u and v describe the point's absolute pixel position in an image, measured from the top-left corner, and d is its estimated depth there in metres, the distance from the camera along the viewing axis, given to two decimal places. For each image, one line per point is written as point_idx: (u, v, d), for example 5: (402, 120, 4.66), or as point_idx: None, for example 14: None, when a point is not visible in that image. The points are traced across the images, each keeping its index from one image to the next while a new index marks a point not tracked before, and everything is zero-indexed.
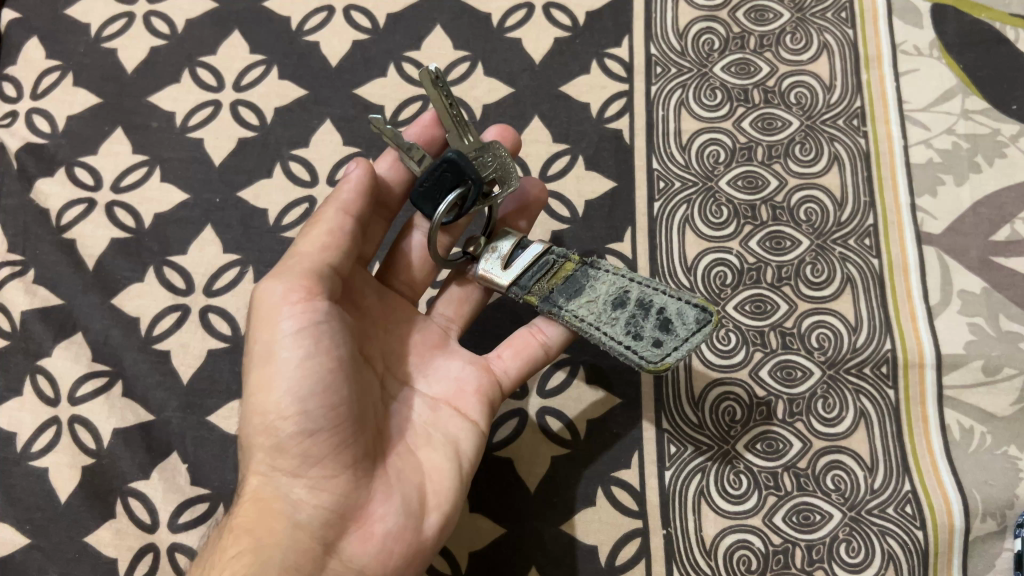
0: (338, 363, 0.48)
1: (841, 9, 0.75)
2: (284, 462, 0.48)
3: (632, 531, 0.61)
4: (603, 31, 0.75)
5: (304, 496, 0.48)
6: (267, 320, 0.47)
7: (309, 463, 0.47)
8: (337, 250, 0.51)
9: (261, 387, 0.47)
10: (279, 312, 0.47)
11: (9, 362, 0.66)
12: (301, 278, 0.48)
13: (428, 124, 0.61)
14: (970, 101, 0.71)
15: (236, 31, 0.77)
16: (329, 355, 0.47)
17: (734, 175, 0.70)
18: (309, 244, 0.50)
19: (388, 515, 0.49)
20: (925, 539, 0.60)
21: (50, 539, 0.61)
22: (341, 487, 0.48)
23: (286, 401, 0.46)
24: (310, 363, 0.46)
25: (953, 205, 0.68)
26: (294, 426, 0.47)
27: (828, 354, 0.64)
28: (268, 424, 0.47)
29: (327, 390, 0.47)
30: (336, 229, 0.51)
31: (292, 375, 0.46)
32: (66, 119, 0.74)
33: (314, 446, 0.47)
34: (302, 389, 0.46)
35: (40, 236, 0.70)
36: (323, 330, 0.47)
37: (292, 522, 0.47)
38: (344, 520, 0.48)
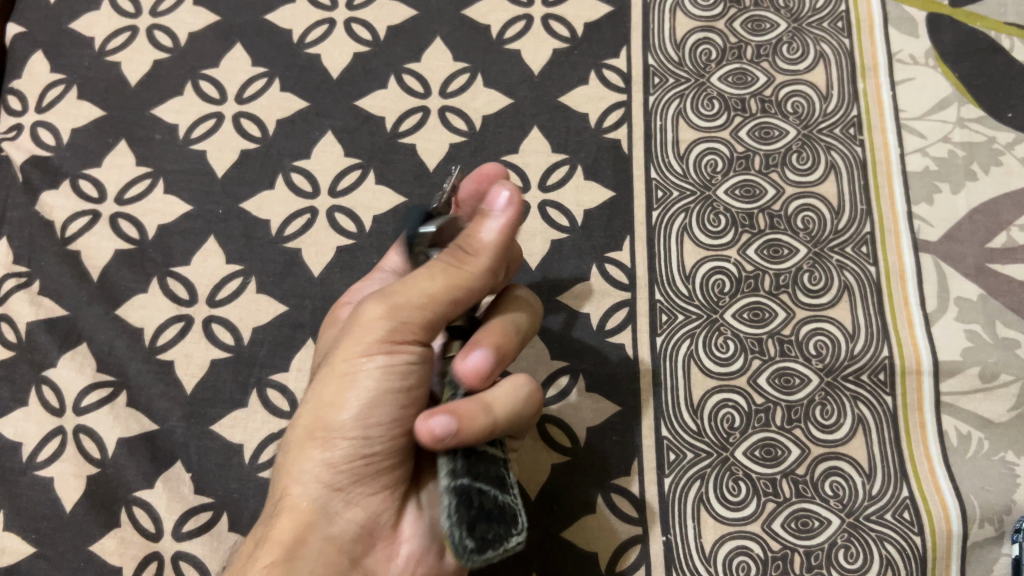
0: (418, 406, 0.46)
1: (837, 19, 0.76)
2: (329, 477, 0.45)
3: (632, 537, 0.61)
4: (601, 42, 0.76)
5: (341, 513, 0.46)
6: (361, 343, 0.44)
7: (354, 482, 0.46)
8: (452, 300, 0.45)
9: (331, 405, 0.44)
10: (376, 348, 0.44)
11: (15, 372, 0.67)
12: (415, 324, 0.44)
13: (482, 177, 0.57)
14: (966, 110, 0.72)
15: (237, 44, 0.78)
16: (414, 399, 0.46)
17: (731, 184, 0.70)
18: (431, 285, 0.44)
19: (413, 538, 0.50)
20: (923, 545, 0.60)
21: (56, 548, 0.62)
22: (377, 507, 0.48)
23: (355, 428, 0.44)
24: (396, 404, 0.45)
25: (949, 213, 0.69)
26: (353, 450, 0.45)
27: (826, 361, 0.65)
28: (327, 442, 0.45)
29: (404, 428, 0.46)
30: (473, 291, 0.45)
31: (366, 407, 0.44)
32: (70, 132, 0.75)
33: (366, 470, 0.46)
34: (379, 422, 0.45)
35: (45, 247, 0.71)
36: (413, 368, 0.45)
37: (326, 536, 0.46)
38: (373, 537, 0.48)
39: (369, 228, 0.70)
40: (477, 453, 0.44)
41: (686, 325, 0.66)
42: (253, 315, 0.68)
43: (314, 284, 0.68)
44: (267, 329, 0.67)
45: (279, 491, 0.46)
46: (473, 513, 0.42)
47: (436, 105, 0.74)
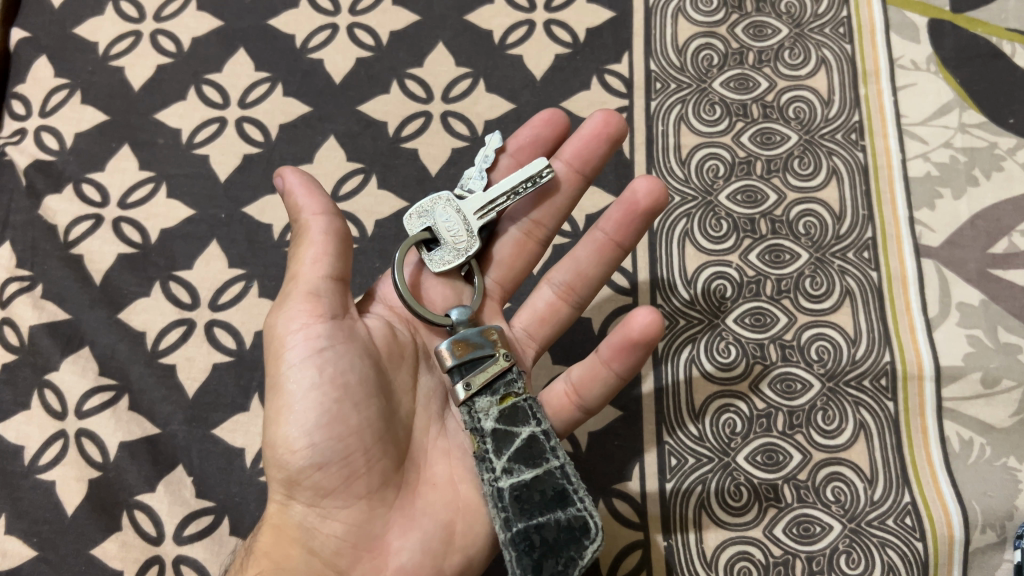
0: (344, 392, 0.46)
1: (839, 24, 0.76)
2: (298, 493, 0.48)
3: (635, 542, 0.61)
4: (603, 47, 0.76)
5: (318, 525, 0.48)
6: (278, 347, 0.48)
7: (320, 494, 0.47)
8: (327, 265, 0.49)
9: (274, 418, 0.47)
10: (288, 340, 0.47)
11: (18, 376, 0.67)
12: (303, 300, 0.48)
13: (540, 126, 0.61)
14: (967, 115, 0.72)
15: (240, 49, 0.78)
16: (335, 383, 0.46)
17: (733, 190, 0.70)
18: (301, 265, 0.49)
19: (406, 549, 0.48)
20: (924, 551, 0.60)
21: (57, 551, 0.62)
22: (352, 517, 0.48)
23: (294, 434, 0.46)
24: (316, 393, 0.46)
25: (951, 218, 0.69)
26: (302, 460, 0.46)
27: (828, 366, 0.65)
28: (279, 458, 0.47)
29: (334, 419, 0.46)
30: (323, 237, 0.49)
31: (300, 408, 0.46)
32: (74, 136, 0.75)
33: (324, 479, 0.47)
34: (309, 424, 0.46)
35: (48, 251, 0.71)
36: (330, 357, 0.47)
37: (308, 549, 0.48)
38: (359, 550, 0.48)
39: (371, 232, 0.70)
40: (527, 484, 0.48)
41: (687, 330, 0.66)
42: (255, 319, 0.68)
43: None
44: None
45: (268, 514, 0.50)
46: (537, 555, 0.46)
47: (439, 110, 0.74)
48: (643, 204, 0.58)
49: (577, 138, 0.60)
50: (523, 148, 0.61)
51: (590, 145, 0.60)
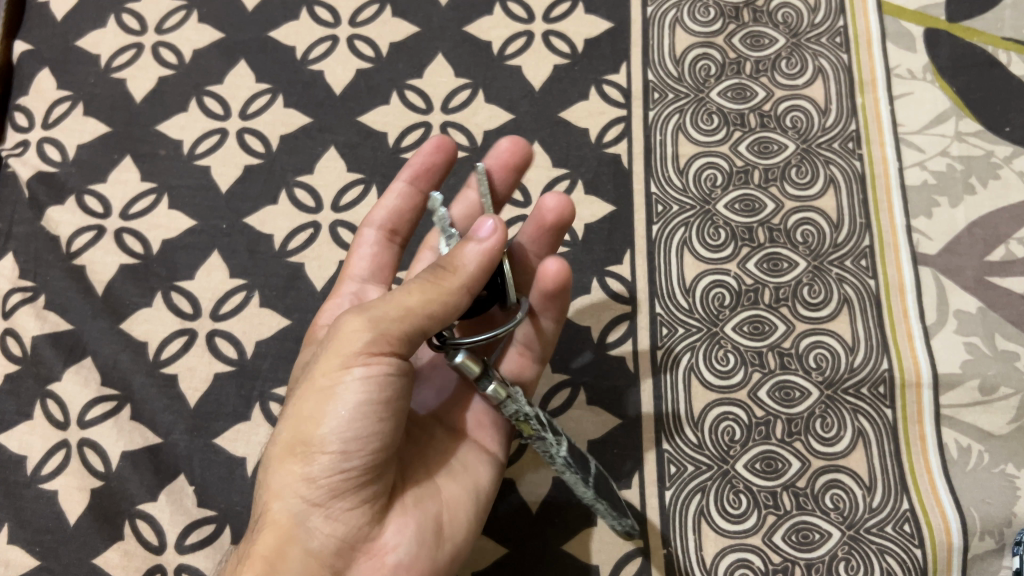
0: (386, 408, 0.46)
1: (835, 34, 0.76)
2: (308, 491, 0.45)
3: (634, 551, 0.61)
4: (601, 57, 0.77)
5: (319, 525, 0.46)
6: (340, 357, 0.45)
7: (334, 496, 0.46)
8: (439, 321, 0.47)
9: (311, 418, 0.45)
10: (353, 354, 0.45)
11: (21, 387, 0.68)
12: (389, 332, 0.45)
13: (432, 151, 0.61)
14: (964, 123, 0.72)
15: (241, 61, 0.78)
16: (381, 400, 0.46)
17: (731, 199, 0.71)
18: (411, 295, 0.46)
19: (401, 547, 0.48)
20: (923, 558, 0.60)
21: (60, 561, 0.62)
22: (357, 520, 0.47)
23: (332, 437, 0.45)
24: (367, 407, 0.45)
25: (948, 225, 0.69)
26: (330, 462, 0.45)
27: (826, 374, 0.65)
28: (305, 455, 0.45)
29: (373, 432, 0.45)
30: (447, 298, 0.46)
31: (343, 416, 0.45)
32: (76, 148, 0.76)
33: (343, 481, 0.45)
34: (350, 430, 0.45)
35: (51, 262, 0.72)
36: (389, 381, 0.46)
37: (304, 550, 0.45)
38: (355, 551, 0.47)
39: None
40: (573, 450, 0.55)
41: (686, 338, 0.67)
42: (256, 329, 0.68)
43: (316, 297, 0.69)
44: (269, 343, 0.67)
45: (262, 510, 0.46)
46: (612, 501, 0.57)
47: (438, 121, 0.75)
48: (550, 220, 0.59)
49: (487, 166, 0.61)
50: (419, 176, 0.62)
51: (502, 178, 0.62)
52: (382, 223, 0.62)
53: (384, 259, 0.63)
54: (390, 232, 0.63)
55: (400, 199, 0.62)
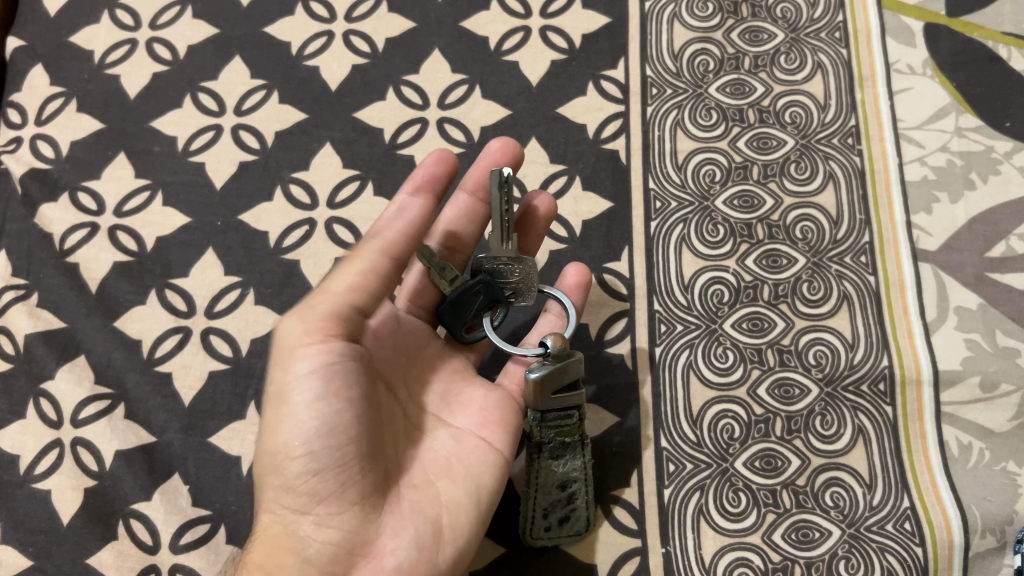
0: (345, 403, 0.47)
1: (835, 29, 0.76)
2: (292, 500, 0.48)
3: (632, 550, 0.61)
4: (599, 53, 0.76)
5: (311, 531, 0.47)
6: (284, 366, 0.48)
7: (316, 500, 0.47)
8: (367, 294, 0.50)
9: (274, 427, 0.48)
10: (293, 357, 0.47)
11: (13, 385, 0.67)
12: (319, 321, 0.48)
13: (431, 159, 0.61)
14: (964, 119, 0.72)
15: (235, 56, 0.78)
16: (337, 395, 0.47)
17: (730, 195, 0.70)
18: (336, 284, 0.50)
19: (399, 549, 0.48)
20: (924, 556, 0.60)
21: (52, 561, 0.62)
22: (348, 523, 0.48)
23: (295, 440, 0.47)
24: (320, 403, 0.47)
25: (948, 222, 0.69)
26: (301, 466, 0.47)
27: (826, 371, 0.65)
28: (278, 464, 0.48)
29: (335, 427, 0.47)
30: (371, 269, 0.50)
31: (302, 416, 0.47)
32: (69, 144, 0.75)
33: (320, 485, 0.47)
34: (312, 430, 0.47)
35: (44, 259, 0.71)
36: (336, 371, 0.47)
37: (301, 558, 0.47)
38: (353, 556, 0.47)
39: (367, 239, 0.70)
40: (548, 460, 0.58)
41: (685, 336, 0.66)
42: (251, 327, 0.67)
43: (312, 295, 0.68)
44: (265, 341, 0.67)
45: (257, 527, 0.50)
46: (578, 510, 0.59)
47: (435, 116, 0.74)
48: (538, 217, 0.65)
49: (477, 169, 0.64)
50: (419, 182, 0.60)
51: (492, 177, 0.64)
52: None
53: None
54: None
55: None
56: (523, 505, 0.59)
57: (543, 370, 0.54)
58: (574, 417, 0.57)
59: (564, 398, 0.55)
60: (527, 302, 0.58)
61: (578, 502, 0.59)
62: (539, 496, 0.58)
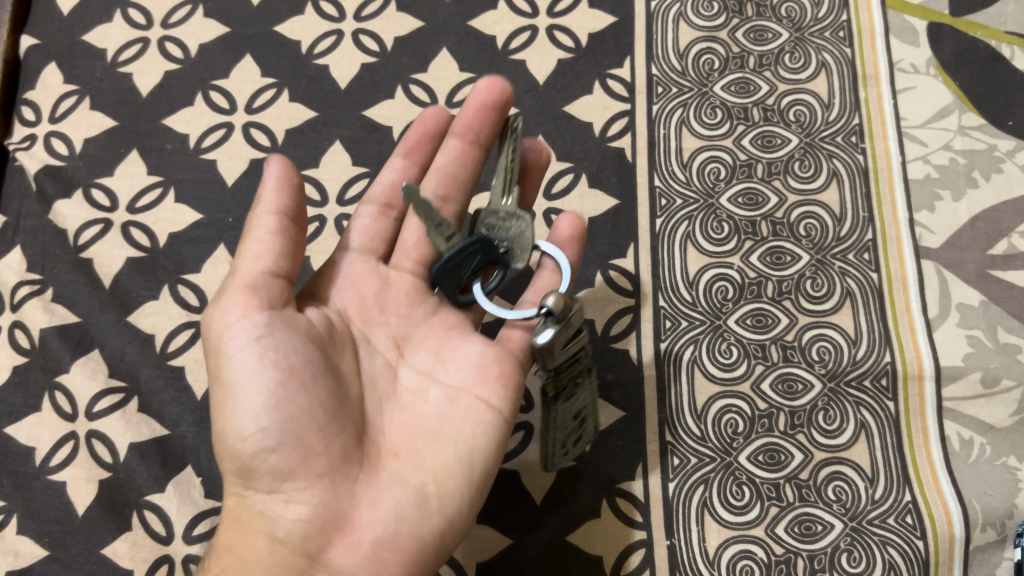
0: (289, 373, 0.46)
1: (839, 28, 0.76)
2: (258, 482, 0.47)
3: (637, 542, 0.62)
4: (606, 52, 0.77)
5: (282, 511, 0.47)
6: (216, 346, 0.47)
7: (282, 478, 0.46)
8: (275, 259, 0.48)
9: (221, 410, 0.47)
10: (223, 335, 0.46)
11: (29, 378, 0.68)
12: (239, 293, 0.47)
13: (423, 118, 0.62)
14: (966, 117, 0.73)
15: (246, 55, 0.79)
16: (278, 366, 0.46)
17: (735, 192, 0.71)
18: (241, 259, 0.48)
19: (377, 522, 0.47)
20: (925, 549, 0.61)
21: (68, 551, 0.63)
22: (316, 497, 0.47)
23: (241, 422, 0.46)
24: (258, 377, 0.45)
25: (950, 219, 0.69)
26: (255, 445, 0.46)
27: (829, 367, 0.66)
28: (233, 447, 0.47)
29: (282, 400, 0.46)
30: (268, 234, 0.48)
31: (244, 395, 0.46)
32: (82, 142, 0.76)
33: (280, 462, 0.46)
34: (254, 407, 0.45)
35: (58, 255, 0.72)
36: (268, 343, 0.46)
37: (273, 538, 0.47)
38: (328, 531, 0.47)
39: None
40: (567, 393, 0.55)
41: (690, 331, 0.67)
42: None
43: None
44: None
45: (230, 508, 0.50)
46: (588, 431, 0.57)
47: None
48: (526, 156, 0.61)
49: (467, 110, 0.61)
50: (411, 147, 0.61)
51: (477, 115, 0.60)
52: (377, 199, 0.59)
53: (380, 231, 0.58)
54: (384, 205, 0.59)
55: (396, 174, 0.60)
56: (544, 447, 0.55)
57: (551, 333, 0.50)
58: (582, 360, 0.54)
59: (573, 345, 0.52)
60: (522, 262, 0.55)
61: (588, 422, 0.57)
62: (558, 433, 0.55)
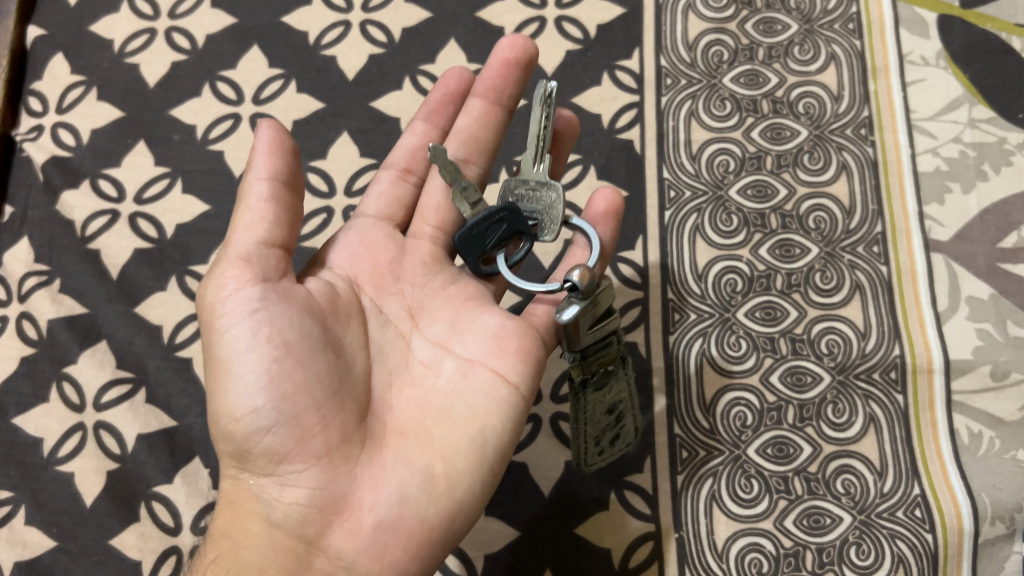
0: (284, 349, 0.44)
1: (848, 21, 0.76)
2: (254, 465, 0.45)
3: (645, 535, 0.62)
4: (614, 43, 0.77)
5: (279, 495, 0.45)
6: (209, 321, 0.46)
7: (279, 460, 0.44)
8: (269, 225, 0.47)
9: (216, 389, 0.45)
10: (216, 310, 0.45)
11: (36, 369, 0.68)
12: (232, 266, 0.46)
13: (447, 80, 0.61)
14: (976, 110, 0.72)
15: (254, 46, 0.79)
16: (273, 341, 0.44)
17: (744, 185, 0.71)
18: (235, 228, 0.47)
19: (379, 505, 0.45)
20: (934, 542, 0.60)
21: (76, 541, 0.63)
22: (315, 478, 0.44)
23: (235, 400, 0.44)
24: (252, 353, 0.44)
25: (960, 212, 0.69)
26: (250, 426, 0.44)
27: (838, 360, 0.66)
28: (228, 428, 0.45)
29: (276, 377, 0.44)
30: (259, 201, 0.46)
31: (238, 372, 0.44)
32: (90, 132, 0.76)
33: (276, 443, 0.44)
34: (249, 384, 0.44)
35: (66, 246, 0.72)
36: (262, 318, 0.44)
37: (269, 523, 0.45)
38: (327, 514, 0.44)
39: None
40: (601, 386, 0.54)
41: (698, 324, 0.67)
42: None
43: None
44: None
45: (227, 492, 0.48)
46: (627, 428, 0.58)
47: None
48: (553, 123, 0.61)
49: (489, 69, 0.60)
50: (433, 111, 0.61)
51: (499, 74, 0.60)
52: (397, 163, 0.59)
53: (399, 196, 0.58)
54: (403, 171, 0.59)
55: (417, 137, 0.60)
56: (575, 439, 0.55)
57: (577, 309, 0.48)
58: (614, 344, 0.52)
59: (602, 328, 0.50)
60: (550, 235, 0.53)
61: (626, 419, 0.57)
62: (589, 427, 0.55)
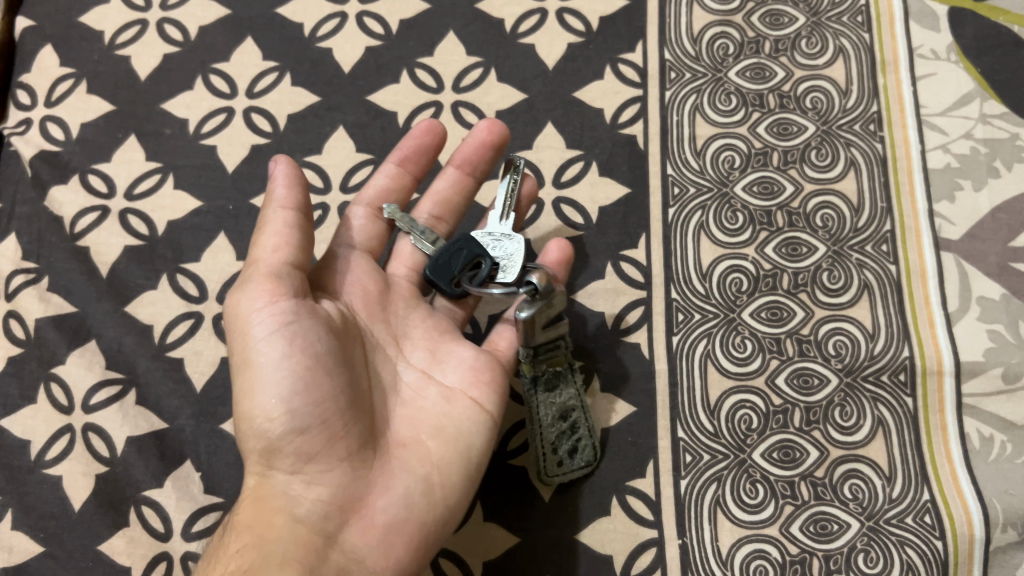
0: (317, 360, 0.46)
1: (857, 13, 0.74)
2: (278, 461, 0.47)
3: (647, 541, 0.60)
4: (617, 36, 0.75)
5: (302, 491, 0.47)
6: (242, 329, 0.47)
7: (305, 460, 0.47)
8: (293, 249, 0.49)
9: (245, 391, 0.47)
10: (251, 320, 0.47)
11: (24, 370, 0.66)
12: (264, 281, 0.47)
13: (422, 131, 0.62)
14: (988, 105, 0.70)
15: (247, 38, 0.77)
16: (308, 352, 0.46)
17: (749, 181, 0.69)
18: (262, 246, 0.48)
19: (390, 508, 0.48)
20: (944, 550, 0.59)
21: (63, 547, 0.61)
22: (337, 480, 0.47)
23: (270, 402, 0.46)
24: (287, 361, 0.46)
25: (971, 210, 0.67)
26: (281, 426, 0.46)
27: (845, 361, 0.64)
28: (256, 426, 0.47)
29: (311, 385, 0.46)
30: (285, 228, 0.49)
31: (274, 378, 0.46)
32: (79, 127, 0.74)
33: (307, 444, 0.46)
34: (283, 389, 0.46)
35: (54, 243, 0.70)
36: (299, 330, 0.46)
37: (291, 517, 0.46)
38: (345, 512, 0.47)
39: None
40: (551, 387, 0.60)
41: (702, 324, 0.65)
42: None
43: None
44: None
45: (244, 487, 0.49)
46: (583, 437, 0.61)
47: (449, 100, 0.73)
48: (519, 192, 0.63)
49: (468, 143, 0.64)
50: (406, 159, 0.62)
51: (476, 152, 0.63)
52: (370, 201, 0.60)
53: (374, 233, 0.59)
54: (377, 209, 0.60)
55: (388, 179, 0.62)
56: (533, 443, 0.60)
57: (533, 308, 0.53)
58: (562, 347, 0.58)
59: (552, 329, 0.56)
60: None
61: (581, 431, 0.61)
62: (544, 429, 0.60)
